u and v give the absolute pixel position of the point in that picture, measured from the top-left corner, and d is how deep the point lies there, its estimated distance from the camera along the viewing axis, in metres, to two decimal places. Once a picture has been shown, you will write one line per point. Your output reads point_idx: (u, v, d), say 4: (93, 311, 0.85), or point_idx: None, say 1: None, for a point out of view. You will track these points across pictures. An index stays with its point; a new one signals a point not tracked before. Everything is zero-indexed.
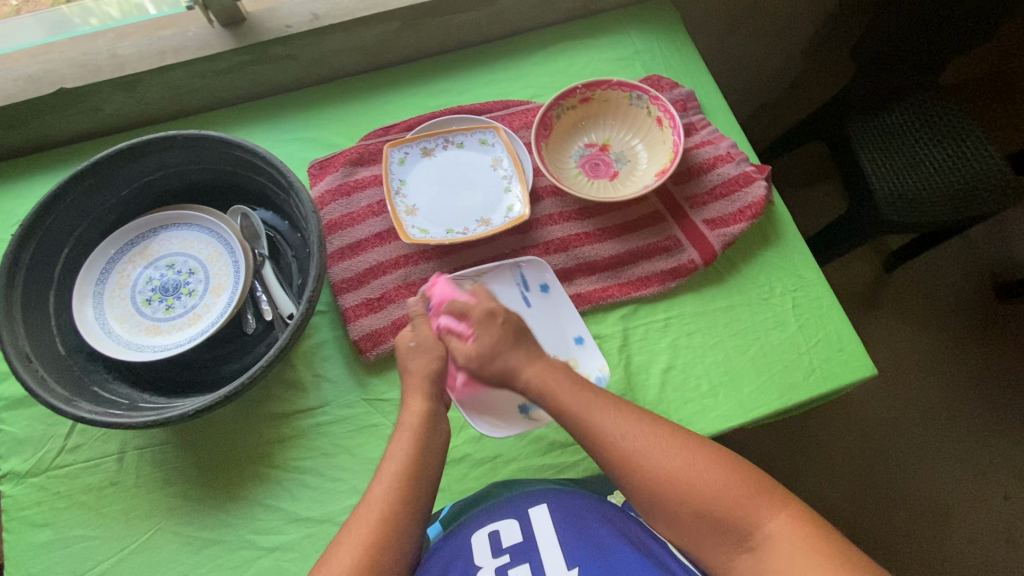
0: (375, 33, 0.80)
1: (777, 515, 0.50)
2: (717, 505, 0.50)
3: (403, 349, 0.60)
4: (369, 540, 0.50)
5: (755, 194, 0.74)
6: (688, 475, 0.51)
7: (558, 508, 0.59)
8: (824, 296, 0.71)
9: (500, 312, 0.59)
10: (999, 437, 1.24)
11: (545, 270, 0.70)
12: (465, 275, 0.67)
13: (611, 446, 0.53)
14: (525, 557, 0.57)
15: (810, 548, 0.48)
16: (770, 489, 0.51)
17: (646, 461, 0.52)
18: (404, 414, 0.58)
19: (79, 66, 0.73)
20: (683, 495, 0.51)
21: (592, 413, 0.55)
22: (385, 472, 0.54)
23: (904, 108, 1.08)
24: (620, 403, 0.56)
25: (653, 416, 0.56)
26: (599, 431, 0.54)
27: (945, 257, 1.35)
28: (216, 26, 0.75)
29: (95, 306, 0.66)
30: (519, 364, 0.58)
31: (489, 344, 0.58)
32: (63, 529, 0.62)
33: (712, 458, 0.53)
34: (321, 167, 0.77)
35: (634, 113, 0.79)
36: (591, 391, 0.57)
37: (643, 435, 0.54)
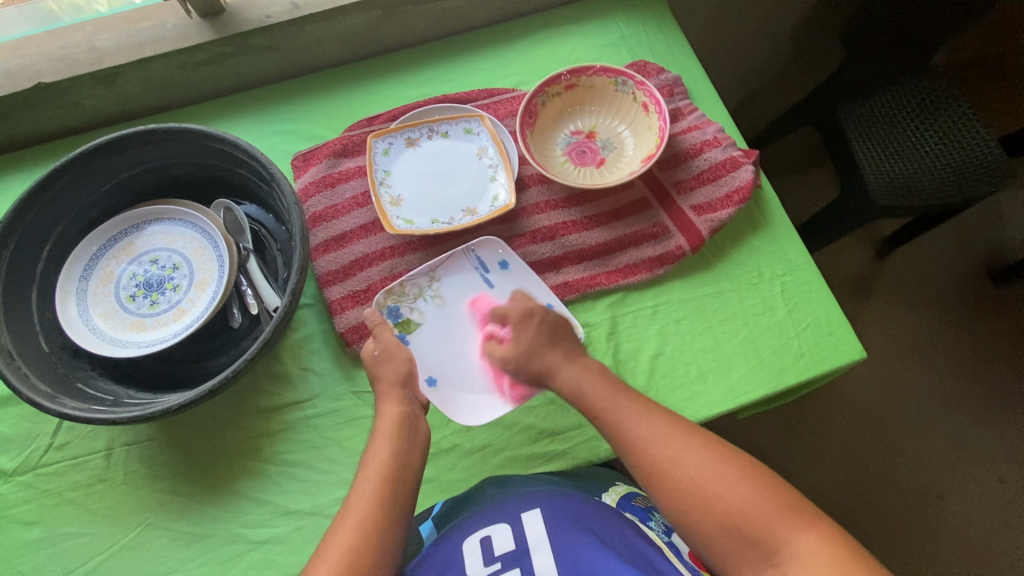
0: (357, 22, 0.79)
1: (805, 533, 0.48)
2: (744, 519, 0.48)
3: (368, 358, 0.62)
4: (348, 545, 0.50)
5: (742, 178, 0.74)
6: (716, 487, 0.50)
7: (551, 511, 0.58)
8: (813, 280, 0.71)
9: (537, 313, 0.63)
10: (993, 419, 1.25)
11: (499, 247, 0.70)
12: (419, 272, 0.68)
13: (640, 453, 0.53)
14: (516, 563, 0.54)
15: (841, 570, 0.45)
16: (803, 509, 0.49)
17: (675, 471, 0.51)
18: (378, 419, 0.58)
19: (56, 60, 0.72)
20: (709, 508, 0.49)
21: (626, 417, 0.55)
22: (363, 480, 0.54)
23: (897, 90, 1.06)
24: (655, 410, 0.56)
25: (685, 426, 0.55)
26: (630, 436, 0.54)
27: (938, 241, 1.35)
28: (194, 17, 0.73)
29: (78, 303, 0.66)
30: (554, 364, 0.60)
31: (524, 343, 0.62)
32: (52, 527, 0.62)
33: (743, 472, 0.51)
34: (305, 159, 0.76)
35: (620, 99, 0.78)
36: (626, 395, 0.57)
37: (674, 444, 0.53)
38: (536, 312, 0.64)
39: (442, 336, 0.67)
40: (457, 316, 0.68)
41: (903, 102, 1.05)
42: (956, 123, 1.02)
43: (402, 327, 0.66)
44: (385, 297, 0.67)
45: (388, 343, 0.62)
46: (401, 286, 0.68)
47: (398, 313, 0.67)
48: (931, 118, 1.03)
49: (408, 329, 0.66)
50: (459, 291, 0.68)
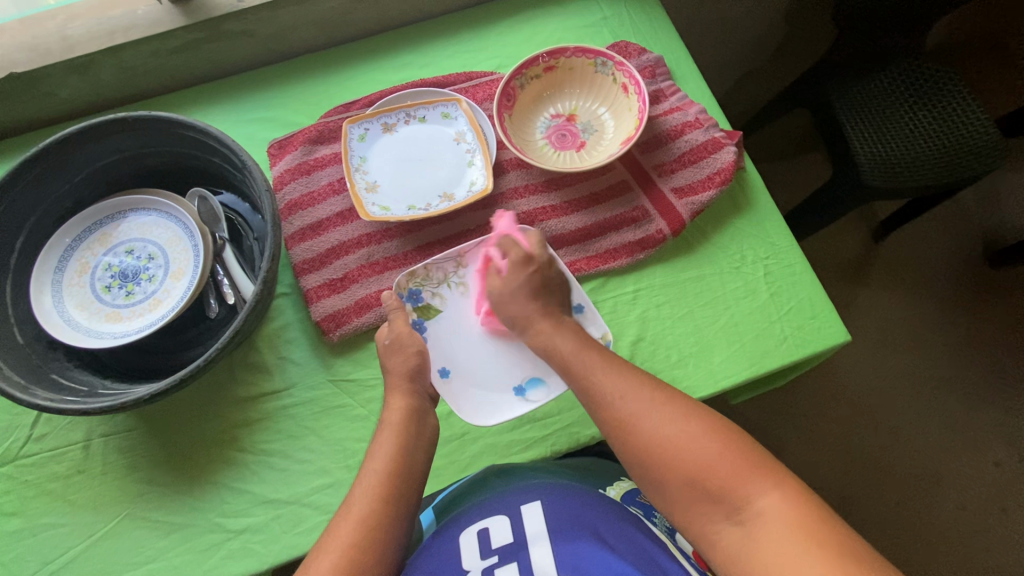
0: (332, 6, 0.77)
1: (770, 491, 0.46)
2: (707, 474, 0.47)
3: (381, 346, 0.62)
4: (351, 540, 0.49)
5: (724, 160, 0.72)
6: (678, 440, 0.49)
7: (550, 503, 0.58)
8: (797, 263, 0.69)
9: (536, 263, 0.62)
10: (991, 403, 1.23)
11: (531, 236, 0.67)
12: (446, 257, 0.67)
13: (607, 406, 0.53)
14: (513, 557, 0.55)
15: (801, 530, 0.43)
16: (769, 466, 0.47)
17: (638, 424, 0.51)
18: (387, 411, 0.58)
19: (27, 49, 0.71)
20: (670, 460, 0.49)
21: (593, 372, 0.55)
22: (367, 473, 0.54)
23: (891, 70, 1.04)
24: (625, 367, 0.56)
25: (651, 380, 0.54)
26: (596, 390, 0.54)
27: (935, 223, 1.33)
28: (164, 3, 0.72)
29: (53, 295, 0.65)
30: (537, 316, 0.60)
31: (511, 286, 0.61)
32: (33, 518, 0.62)
33: (708, 427, 0.50)
34: (280, 147, 0.76)
35: (600, 81, 0.77)
36: (597, 353, 0.57)
37: (639, 399, 0.52)
38: (537, 261, 0.62)
39: (458, 329, 0.66)
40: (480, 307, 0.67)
41: (894, 80, 1.03)
42: (943, 100, 1.00)
43: (420, 313, 0.66)
44: (407, 280, 0.66)
45: (400, 333, 0.61)
46: (424, 270, 0.66)
47: (419, 298, 0.66)
48: (919, 96, 1.01)
49: (426, 314, 0.66)
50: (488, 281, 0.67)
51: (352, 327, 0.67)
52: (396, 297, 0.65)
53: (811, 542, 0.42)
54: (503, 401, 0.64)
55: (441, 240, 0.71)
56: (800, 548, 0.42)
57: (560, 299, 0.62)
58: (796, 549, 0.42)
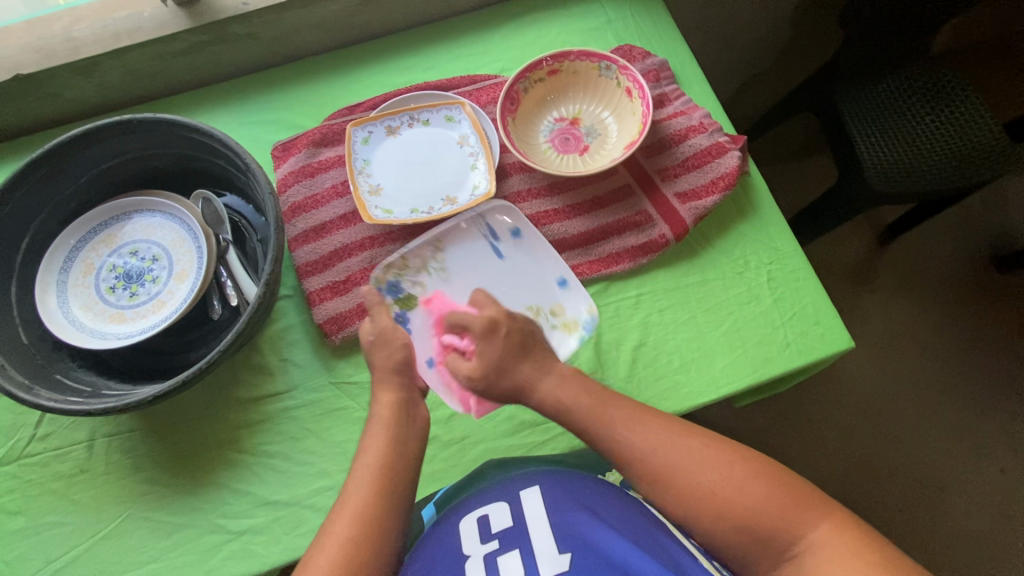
0: (336, 9, 0.77)
1: (817, 522, 0.48)
2: (756, 518, 0.48)
3: (364, 343, 0.59)
4: (348, 536, 0.49)
5: (728, 164, 0.72)
6: (724, 489, 0.49)
7: (552, 490, 0.57)
8: (801, 269, 0.69)
9: (502, 324, 0.56)
10: (996, 410, 1.22)
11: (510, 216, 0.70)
12: (424, 243, 0.69)
13: (646, 464, 0.51)
14: (514, 543, 0.53)
15: (855, 555, 0.46)
16: (811, 497, 0.49)
17: (680, 479, 0.50)
18: (376, 407, 0.57)
19: (33, 50, 0.72)
20: (716, 508, 0.49)
21: (623, 431, 0.53)
22: (359, 468, 0.53)
23: (895, 78, 1.04)
24: (650, 418, 0.54)
25: (685, 426, 0.53)
26: (630, 448, 0.52)
27: (942, 229, 1.32)
28: (170, 5, 0.73)
29: (58, 295, 0.66)
30: (532, 377, 0.56)
31: (495, 358, 0.56)
32: (36, 517, 0.63)
33: (746, 467, 0.50)
34: (284, 149, 0.76)
35: (604, 85, 0.77)
36: (615, 401, 0.55)
37: (674, 451, 0.51)
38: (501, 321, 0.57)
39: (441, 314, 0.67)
40: (463, 288, 0.69)
41: (898, 89, 1.03)
42: (950, 107, 1.00)
43: (403, 304, 0.66)
44: (385, 272, 0.67)
45: (384, 328, 0.59)
46: (402, 260, 0.68)
47: (399, 289, 0.67)
48: (926, 103, 1.01)
49: (409, 305, 0.66)
50: (465, 261, 0.69)
51: (353, 330, 0.67)
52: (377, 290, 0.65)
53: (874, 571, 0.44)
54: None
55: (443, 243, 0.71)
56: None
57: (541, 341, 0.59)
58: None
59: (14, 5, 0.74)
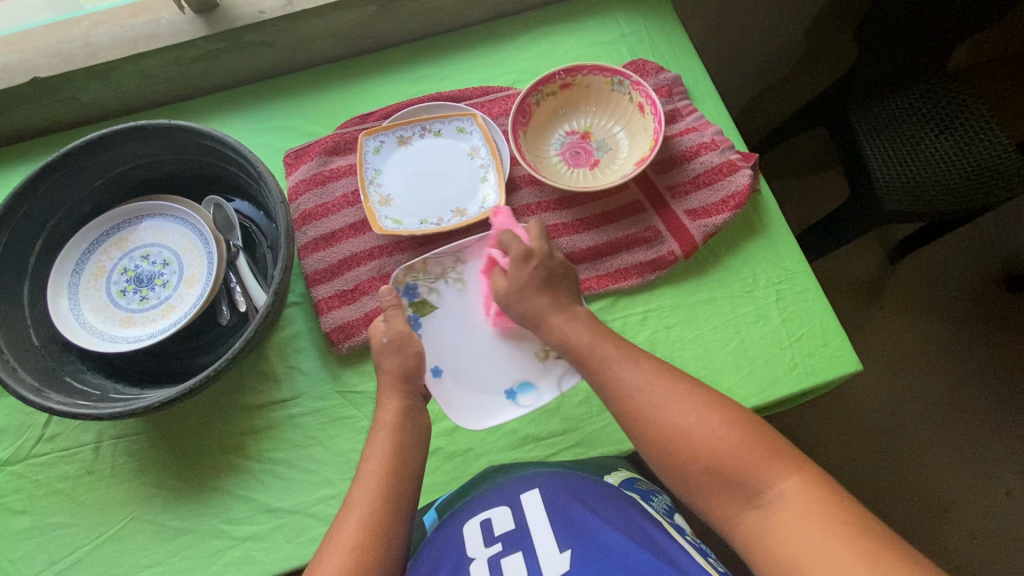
0: (351, 18, 0.78)
1: (788, 476, 0.46)
2: (728, 462, 0.47)
3: (375, 344, 0.59)
4: (353, 543, 0.49)
5: (739, 183, 0.72)
6: (699, 432, 0.49)
7: (550, 493, 0.57)
8: (809, 289, 0.69)
9: (536, 256, 0.60)
10: (1004, 431, 1.21)
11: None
12: (445, 252, 0.66)
13: (626, 400, 0.53)
14: (518, 546, 0.54)
15: (822, 512, 0.44)
16: (785, 451, 0.48)
17: (659, 417, 0.51)
18: (381, 413, 0.58)
19: (52, 55, 0.72)
20: (690, 452, 0.49)
21: (611, 367, 0.55)
22: (364, 474, 0.54)
23: (910, 94, 1.03)
24: (640, 359, 0.55)
25: (673, 371, 0.54)
26: (615, 381, 0.54)
27: (953, 246, 1.31)
28: (187, 12, 0.73)
29: (70, 298, 0.66)
30: (546, 309, 0.59)
31: (517, 284, 0.60)
32: (41, 517, 0.63)
33: (729, 416, 0.50)
34: (296, 156, 0.77)
35: (617, 99, 0.76)
36: (612, 344, 0.57)
37: (659, 390, 0.52)
38: (536, 252, 0.60)
39: (453, 328, 0.66)
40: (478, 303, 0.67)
41: (908, 105, 1.02)
42: (961, 121, 0.99)
43: (415, 308, 0.65)
44: (404, 273, 0.65)
45: (399, 331, 0.60)
46: (423, 265, 0.66)
47: (415, 293, 0.66)
48: (940, 116, 1.00)
49: (421, 309, 0.65)
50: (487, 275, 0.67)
51: (359, 340, 0.67)
52: (395, 291, 0.64)
53: (833, 524, 0.43)
54: (494, 404, 0.64)
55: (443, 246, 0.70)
56: (823, 533, 0.43)
57: (569, 285, 0.61)
58: (820, 532, 0.43)
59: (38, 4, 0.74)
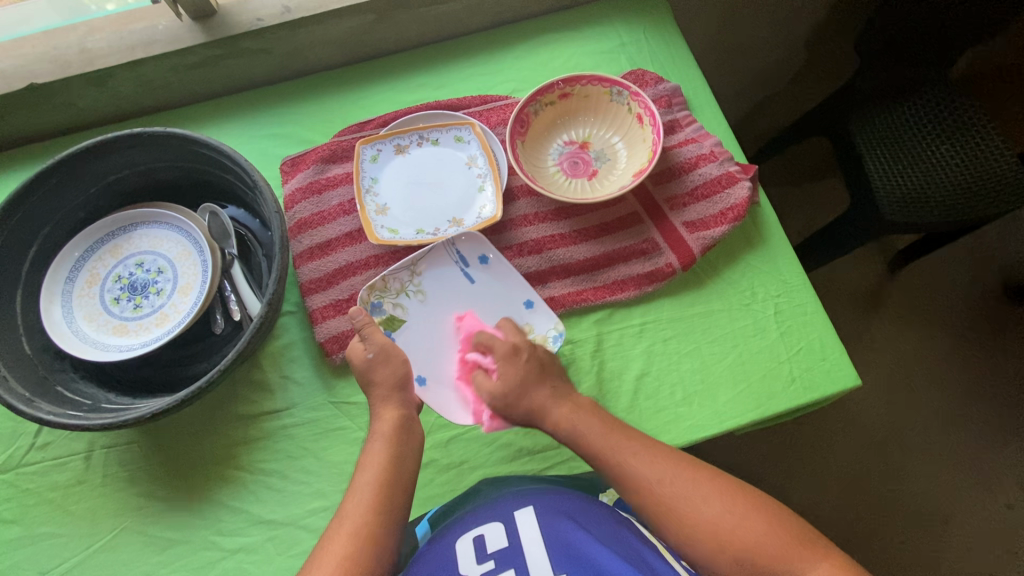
0: (350, 26, 0.77)
1: (816, 562, 0.48)
2: (759, 552, 0.48)
3: (361, 362, 0.59)
4: (344, 553, 0.49)
5: (738, 196, 0.71)
6: (727, 523, 0.50)
7: (545, 511, 0.56)
8: (808, 302, 0.68)
9: (524, 349, 0.61)
10: (1005, 443, 1.20)
11: (479, 242, 0.68)
12: (400, 267, 0.67)
13: (647, 493, 0.52)
14: (510, 563, 0.53)
15: None
16: (809, 536, 0.50)
17: (683, 508, 0.51)
18: (377, 423, 0.57)
19: (49, 61, 0.72)
20: (721, 542, 0.49)
21: (630, 459, 0.54)
22: (358, 484, 0.53)
23: (915, 103, 1.02)
24: (656, 449, 0.55)
25: (688, 459, 0.55)
26: (635, 475, 0.53)
27: (954, 257, 1.30)
28: (185, 19, 0.73)
29: (63, 305, 0.66)
30: (547, 402, 0.59)
31: (513, 381, 0.60)
32: (31, 527, 0.63)
33: (751, 505, 0.51)
34: (293, 164, 0.76)
35: (615, 110, 0.76)
36: (625, 435, 0.56)
37: (680, 482, 0.52)
38: (523, 348, 0.62)
39: (426, 335, 0.66)
40: (441, 308, 0.67)
41: (911, 115, 1.01)
42: (965, 133, 0.98)
43: (385, 324, 0.65)
44: (368, 293, 0.66)
45: (383, 345, 0.59)
46: (383, 282, 0.66)
47: (382, 310, 0.66)
48: (944, 129, 0.99)
49: (392, 325, 0.66)
50: (441, 282, 0.68)
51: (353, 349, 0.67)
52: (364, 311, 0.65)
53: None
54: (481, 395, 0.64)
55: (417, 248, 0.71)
56: None
57: (558, 373, 0.62)
58: None
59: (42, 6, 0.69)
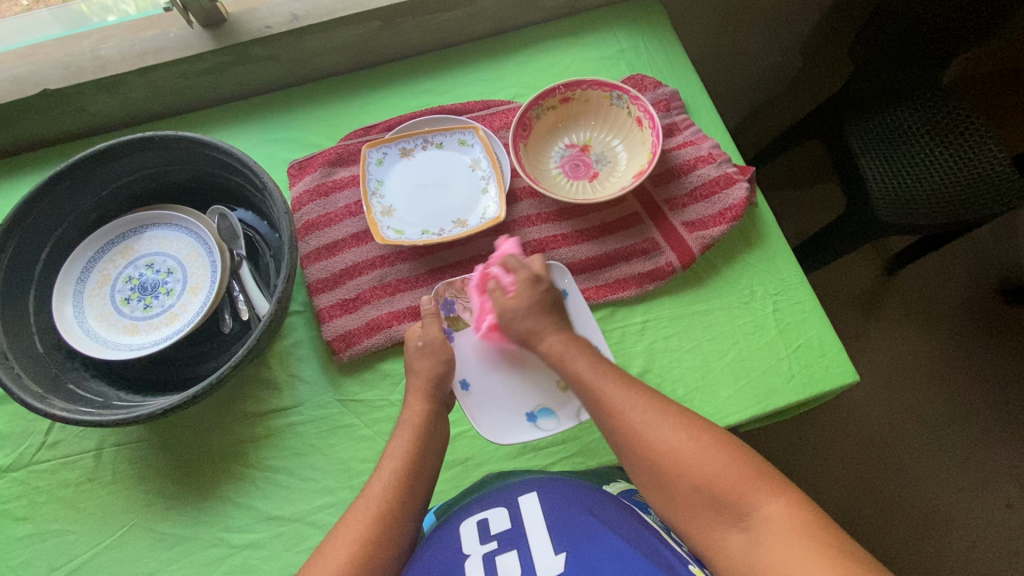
0: (356, 33, 0.79)
1: (774, 499, 0.47)
2: (714, 482, 0.49)
3: (411, 347, 0.62)
4: (366, 534, 0.50)
5: (736, 196, 0.73)
6: (686, 451, 0.51)
7: (550, 496, 0.57)
8: (806, 300, 0.69)
9: (545, 280, 0.64)
10: (1003, 443, 1.21)
11: (565, 277, 0.68)
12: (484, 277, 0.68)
13: (617, 416, 0.54)
14: (513, 543, 0.54)
15: (805, 534, 0.44)
16: (771, 475, 0.49)
17: (651, 434, 0.52)
18: (405, 412, 0.59)
19: (62, 67, 0.74)
20: (679, 468, 0.50)
21: (607, 387, 0.56)
22: (383, 470, 0.55)
23: (908, 107, 1.04)
24: (635, 384, 0.57)
25: (661, 395, 0.56)
26: (607, 401, 0.56)
27: (950, 259, 1.32)
28: (195, 27, 0.75)
29: (74, 305, 0.67)
30: (546, 329, 0.61)
31: (526, 302, 0.62)
32: (41, 524, 0.63)
33: (716, 440, 0.51)
34: (300, 167, 0.78)
35: (615, 114, 0.78)
36: (607, 367, 0.59)
37: (651, 411, 0.54)
38: (544, 279, 0.64)
39: (486, 343, 0.67)
40: None
41: (905, 120, 1.03)
42: (958, 136, 1.00)
43: (451, 322, 0.67)
44: (445, 288, 0.67)
45: (433, 338, 0.62)
46: (463, 284, 0.68)
47: (452, 309, 0.67)
48: (937, 130, 1.01)
49: (457, 325, 0.67)
50: None
51: (361, 348, 0.68)
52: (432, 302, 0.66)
53: (816, 550, 0.43)
54: (518, 423, 0.64)
55: (455, 264, 0.72)
56: (807, 553, 0.43)
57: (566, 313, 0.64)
58: (800, 551, 0.43)
59: (43, 15, 0.71)
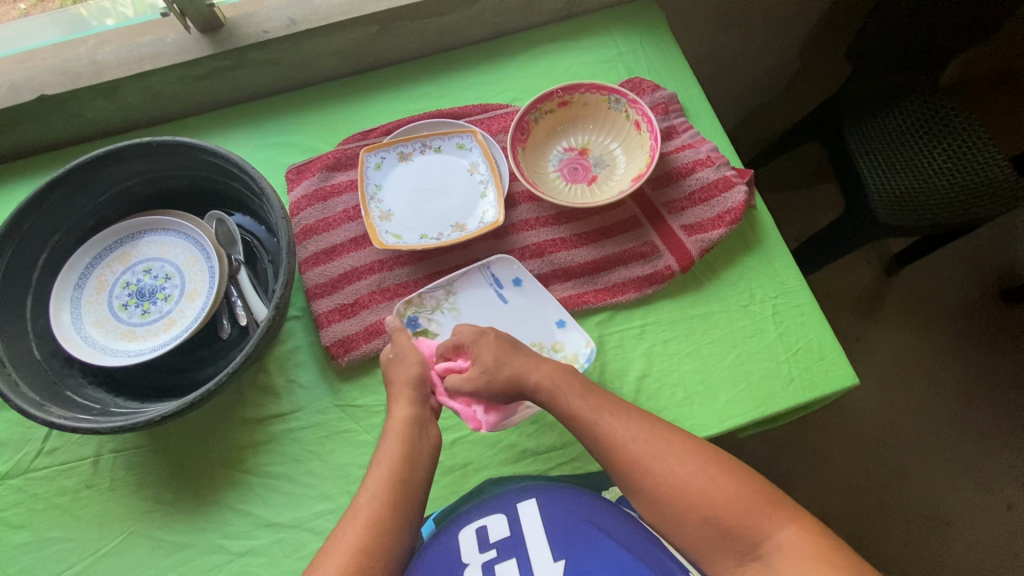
0: (354, 37, 0.79)
1: (786, 526, 0.49)
2: (727, 513, 0.49)
3: (383, 361, 0.62)
4: (359, 545, 0.50)
5: (735, 199, 0.73)
6: (696, 483, 0.50)
7: (549, 503, 0.57)
8: (806, 304, 0.69)
9: (489, 329, 0.61)
10: (1003, 444, 1.21)
11: (512, 264, 0.70)
12: (436, 285, 0.69)
13: (618, 450, 0.53)
14: (513, 552, 0.55)
15: (821, 562, 0.46)
16: (780, 501, 0.50)
17: (655, 467, 0.51)
18: (392, 420, 0.57)
19: (60, 72, 0.74)
20: (690, 500, 0.50)
21: (603, 420, 0.54)
22: (373, 479, 0.54)
23: (905, 109, 1.04)
24: (635, 415, 0.55)
25: (664, 425, 0.55)
26: (605, 435, 0.54)
27: (948, 260, 1.32)
28: (193, 32, 0.75)
29: (72, 311, 0.67)
30: (528, 368, 0.58)
31: (491, 361, 0.58)
32: (39, 531, 0.63)
33: (725, 468, 0.51)
34: (298, 172, 0.78)
35: (614, 117, 0.78)
36: (600, 398, 0.56)
37: (656, 442, 0.53)
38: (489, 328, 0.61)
39: None
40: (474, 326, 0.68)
41: (903, 122, 1.03)
42: (957, 138, 1.00)
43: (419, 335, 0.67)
44: (404, 307, 0.68)
45: (402, 346, 0.61)
46: (419, 298, 0.69)
47: (416, 323, 0.68)
48: (935, 133, 1.01)
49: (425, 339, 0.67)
50: (477, 302, 0.69)
51: (359, 353, 0.68)
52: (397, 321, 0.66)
53: (832, 571, 0.46)
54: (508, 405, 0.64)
55: (453, 268, 0.72)
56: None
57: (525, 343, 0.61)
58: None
59: (41, 20, 0.72)
